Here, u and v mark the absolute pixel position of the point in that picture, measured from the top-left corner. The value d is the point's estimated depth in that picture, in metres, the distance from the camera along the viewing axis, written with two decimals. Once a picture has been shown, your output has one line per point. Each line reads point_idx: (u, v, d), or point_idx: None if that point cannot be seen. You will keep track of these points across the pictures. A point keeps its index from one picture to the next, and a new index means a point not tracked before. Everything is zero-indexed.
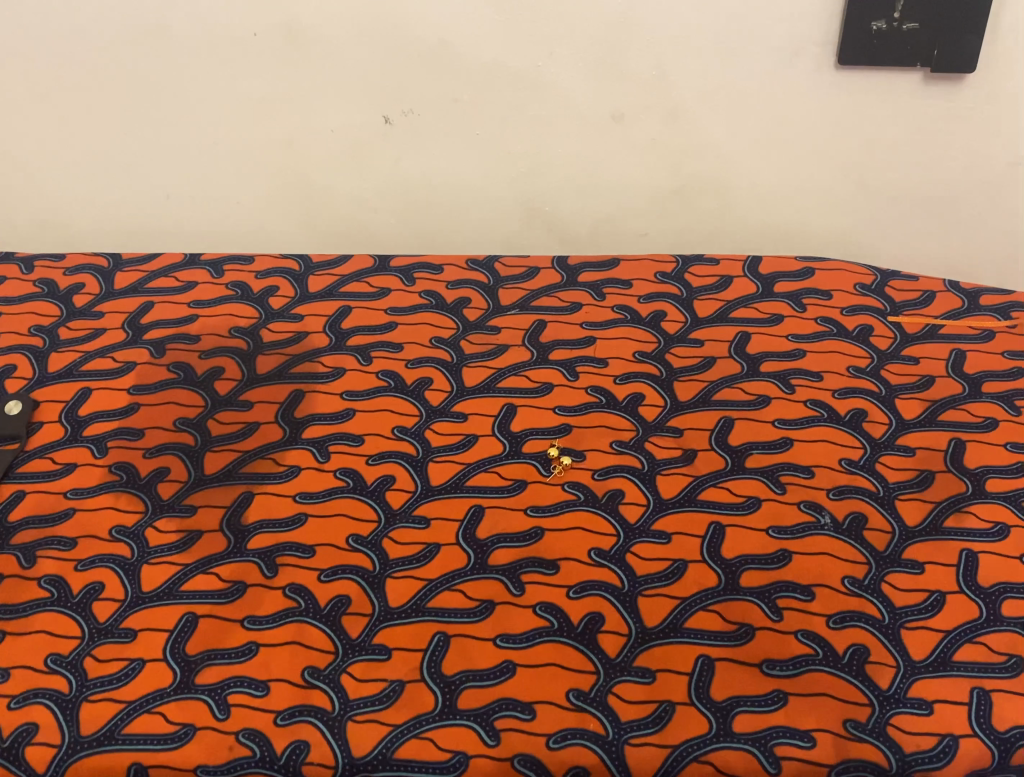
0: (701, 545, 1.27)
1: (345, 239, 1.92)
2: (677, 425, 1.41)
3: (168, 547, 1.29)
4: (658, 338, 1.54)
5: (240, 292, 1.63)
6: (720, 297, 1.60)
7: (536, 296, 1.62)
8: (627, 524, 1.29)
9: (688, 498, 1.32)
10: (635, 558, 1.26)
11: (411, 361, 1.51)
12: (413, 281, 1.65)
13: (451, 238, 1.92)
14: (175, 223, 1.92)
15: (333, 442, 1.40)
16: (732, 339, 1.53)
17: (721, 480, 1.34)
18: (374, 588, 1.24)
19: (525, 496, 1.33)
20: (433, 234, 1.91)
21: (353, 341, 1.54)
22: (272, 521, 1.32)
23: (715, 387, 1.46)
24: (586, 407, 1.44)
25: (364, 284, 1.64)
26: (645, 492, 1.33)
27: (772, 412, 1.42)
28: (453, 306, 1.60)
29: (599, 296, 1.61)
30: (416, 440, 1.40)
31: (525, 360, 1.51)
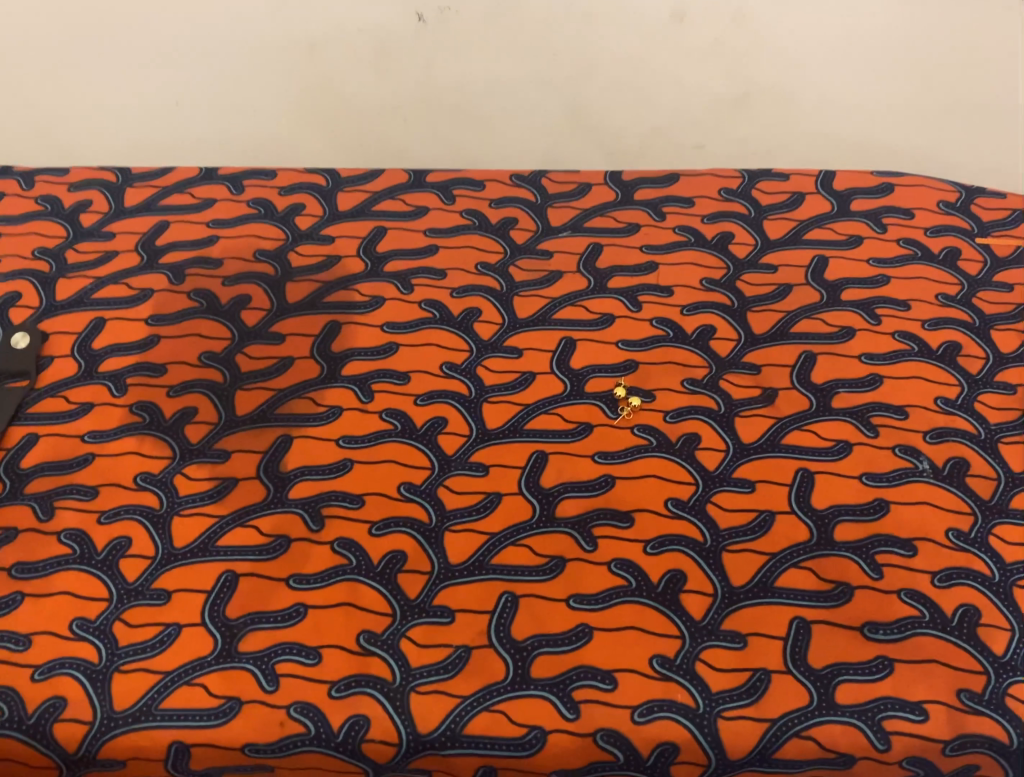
0: (789, 494, 1.15)
1: (377, 152, 1.77)
2: (754, 362, 1.28)
3: (200, 497, 1.17)
4: (727, 263, 1.40)
5: (263, 210, 1.47)
6: (792, 216, 1.45)
7: (590, 216, 1.47)
8: (706, 471, 1.18)
9: (771, 442, 1.20)
10: (717, 510, 1.14)
11: (456, 289, 1.37)
12: (453, 197, 1.49)
13: (485, 147, 1.75)
14: (182, 132, 1.74)
15: (376, 380, 1.27)
16: (808, 264, 1.40)
17: (806, 423, 1.22)
18: (431, 543, 1.12)
19: (591, 440, 1.21)
20: (464, 142, 1.74)
21: (389, 268, 1.40)
22: (314, 468, 1.19)
23: (793, 318, 1.33)
24: (652, 341, 1.31)
25: (398, 201, 1.49)
26: (724, 436, 1.20)
27: (858, 347, 1.29)
28: (498, 227, 1.45)
29: (659, 217, 1.46)
30: (468, 378, 1.27)
31: (582, 288, 1.37)
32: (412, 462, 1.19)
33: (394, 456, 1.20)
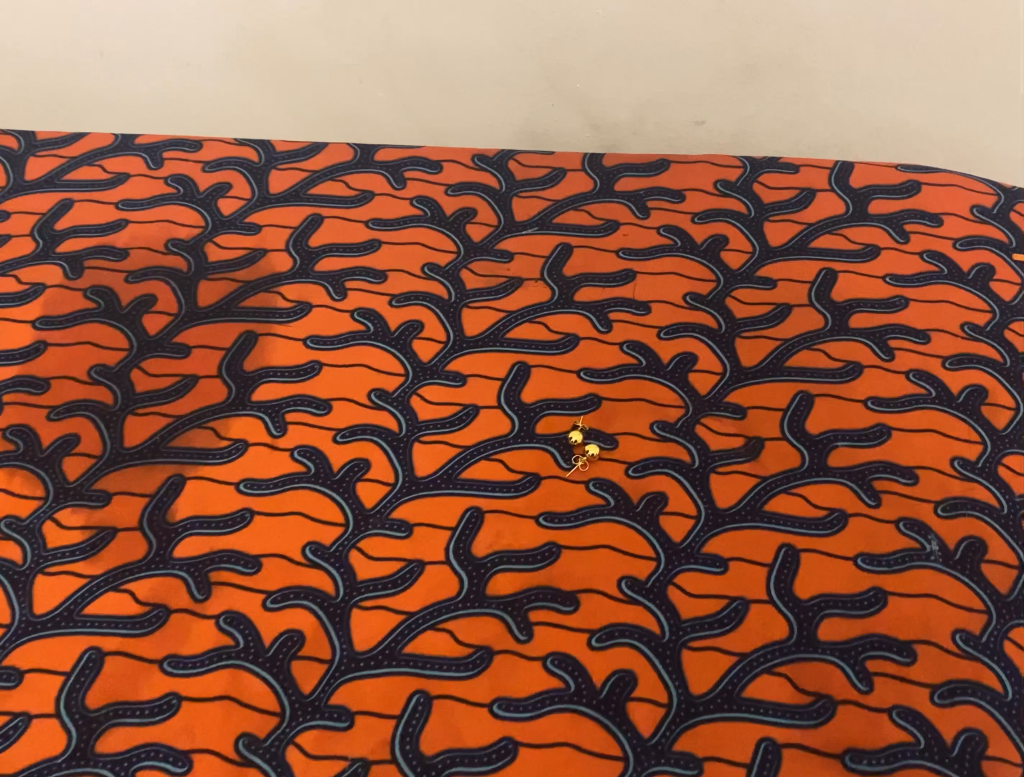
0: (767, 577, 0.96)
1: (326, 122, 1.44)
2: (739, 402, 1.08)
3: (71, 551, 0.99)
4: (717, 274, 1.19)
5: (182, 190, 1.27)
6: (798, 218, 1.24)
7: (561, 210, 1.26)
8: (670, 542, 0.98)
9: (752, 509, 1.00)
10: (680, 595, 0.95)
11: (396, 297, 1.17)
12: (405, 183, 1.28)
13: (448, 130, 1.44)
14: (104, 90, 1.38)
15: (291, 410, 1.08)
16: (813, 279, 1.18)
17: (795, 485, 1.02)
18: (335, 622, 0.95)
19: (537, 497, 1.01)
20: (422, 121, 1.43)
21: (320, 267, 1.20)
22: (207, 519, 1.01)
23: (790, 348, 1.12)
24: (620, 371, 1.11)
25: (339, 183, 1.28)
26: (696, 499, 1.01)
27: (864, 389, 1.08)
28: (452, 221, 1.24)
29: (642, 213, 1.25)
30: (398, 411, 1.08)
31: (543, 300, 1.17)
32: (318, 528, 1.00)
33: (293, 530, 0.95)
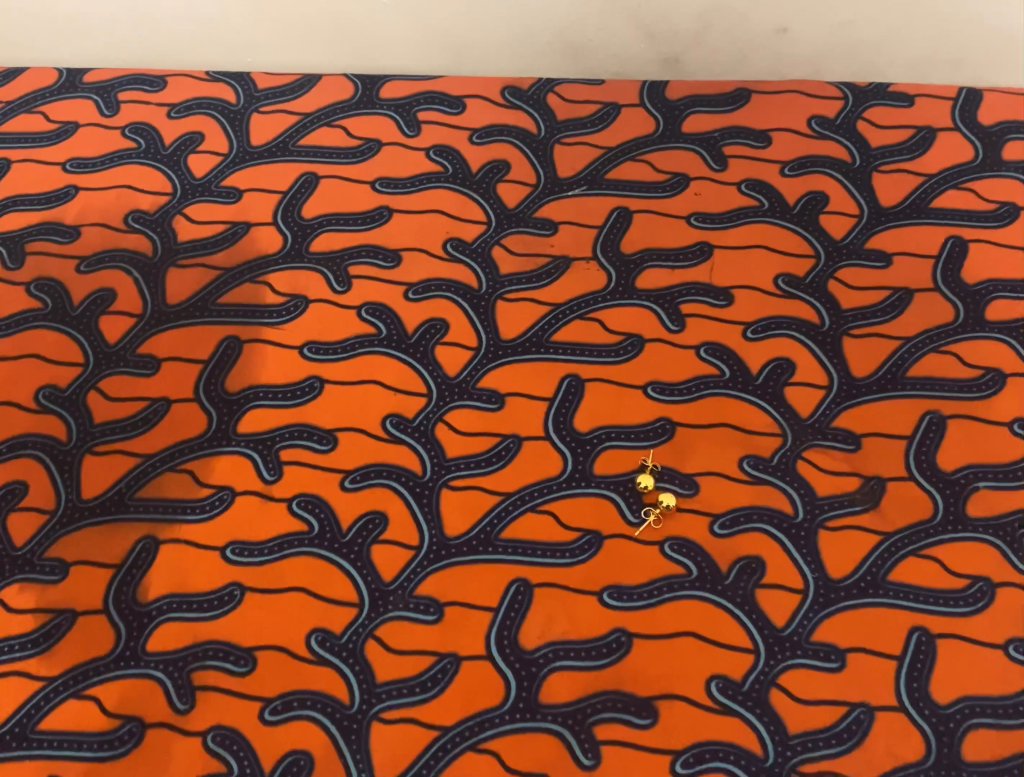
0: (896, 675, 0.76)
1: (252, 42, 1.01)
2: (849, 429, 0.85)
3: (19, 644, 0.80)
4: (816, 249, 0.94)
5: (144, 144, 1.02)
6: (914, 168, 0.99)
7: (615, 162, 1.01)
8: (771, 628, 0.78)
9: (872, 580, 0.79)
10: (784, 700, 0.76)
11: (413, 287, 0.94)
12: (418, 128, 1.03)
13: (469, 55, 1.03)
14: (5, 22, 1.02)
15: (286, 446, 0.87)
16: (938, 251, 0.94)
17: (925, 546, 0.81)
18: (350, 741, 0.75)
19: (599, 565, 0.81)
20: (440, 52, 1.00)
21: (316, 246, 0.96)
22: (187, 599, 0.81)
23: (911, 351, 0.89)
24: (698, 385, 0.88)
25: (337, 131, 1.03)
26: (800, 566, 0.80)
27: (1007, 408, 0.86)
28: (479, 180, 1.00)
29: (717, 164, 1.00)
30: (420, 444, 0.86)
31: (598, 288, 0.93)
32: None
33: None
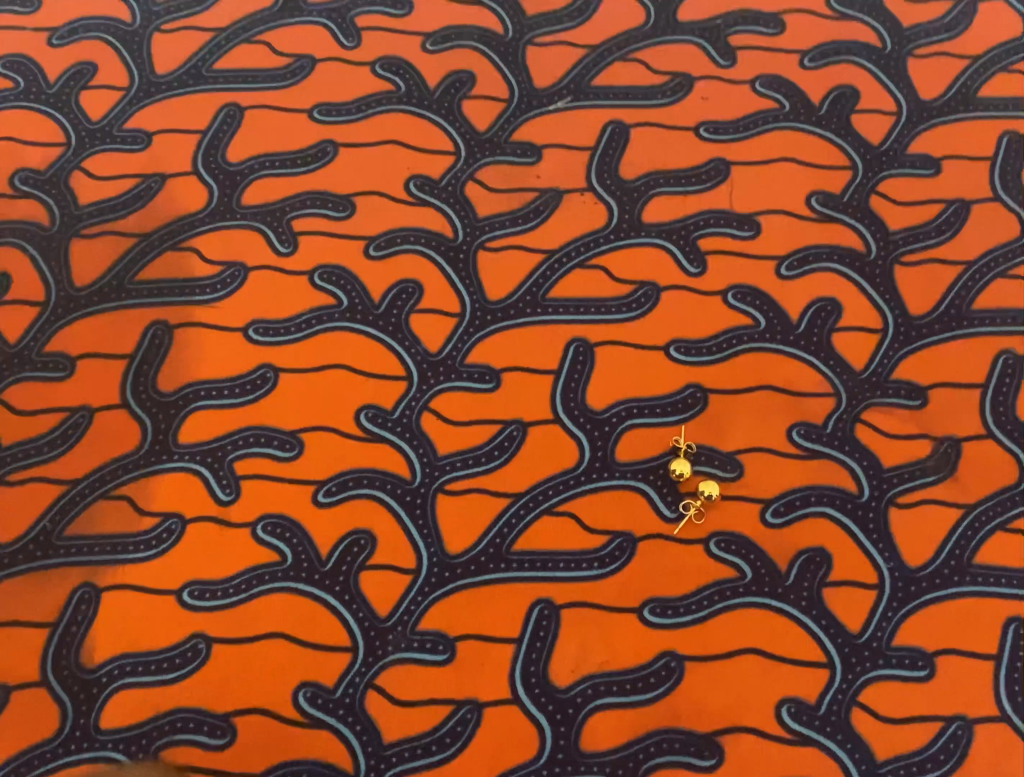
0: (994, 678, 0.65)
1: None
2: (913, 380, 0.72)
3: None
4: (851, 157, 0.79)
5: (23, 82, 0.83)
6: (956, 48, 0.83)
7: (601, 64, 0.83)
8: (847, 635, 0.66)
9: (956, 566, 0.67)
10: (869, 720, 0.64)
11: (375, 241, 0.77)
12: (359, 38, 0.85)
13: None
14: None
15: (241, 456, 0.71)
16: (994, 150, 0.79)
17: (1014, 518, 0.68)
18: None
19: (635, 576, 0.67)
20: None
21: (250, 197, 0.79)
22: (143, 659, 0.67)
23: (975, 278, 0.75)
24: (731, 340, 0.74)
25: (259, 48, 0.84)
26: (871, 557, 0.68)
27: None
28: (439, 98, 0.82)
29: (725, 59, 0.83)
30: (405, 441, 0.71)
31: (598, 225, 0.77)
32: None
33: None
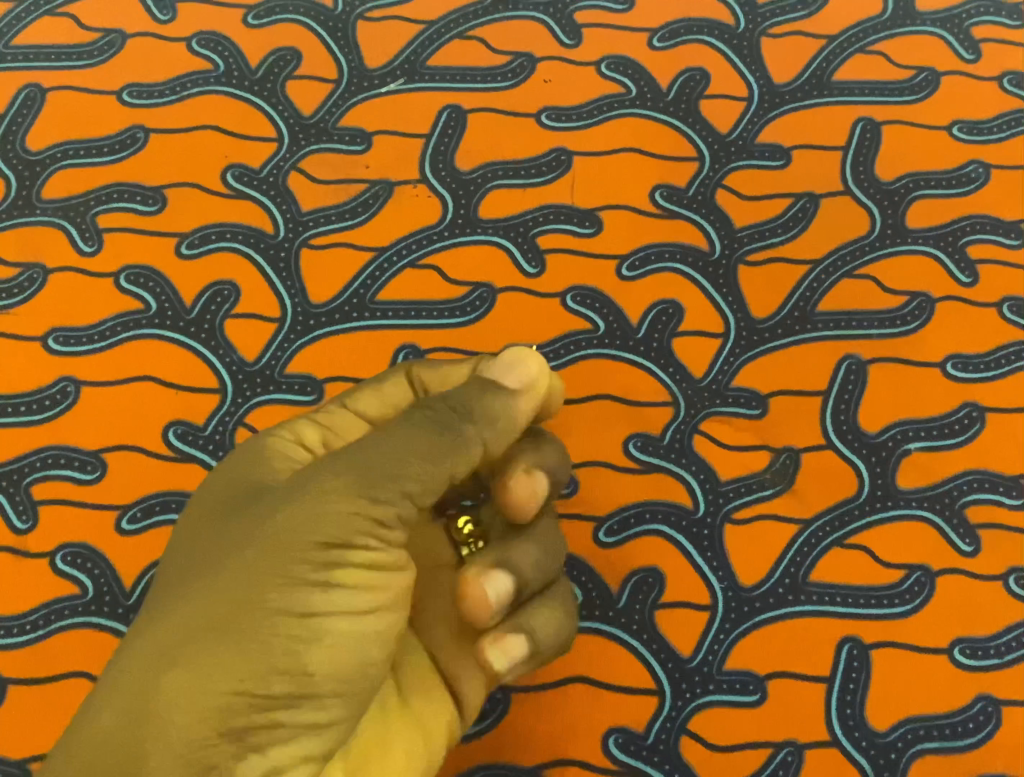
0: (826, 701, 0.63)
1: None
2: (754, 388, 0.69)
3: None
4: (699, 147, 0.75)
5: None
6: (811, 28, 0.79)
7: (438, 42, 0.78)
8: (677, 660, 0.64)
9: (790, 584, 0.65)
10: (699, 748, 0.62)
11: (187, 238, 0.72)
12: (174, 11, 0.78)
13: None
14: None
15: (39, 479, 0.66)
16: (848, 139, 0.76)
17: (851, 533, 0.66)
18: None
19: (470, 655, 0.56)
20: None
21: (51, 190, 0.73)
22: None
23: (821, 278, 0.72)
24: (568, 347, 0.70)
25: (63, 22, 0.78)
26: (706, 577, 0.65)
27: (939, 344, 0.71)
28: (261, 78, 0.76)
29: (570, 38, 0.78)
30: (216, 459, 0.67)
31: (430, 221, 0.73)
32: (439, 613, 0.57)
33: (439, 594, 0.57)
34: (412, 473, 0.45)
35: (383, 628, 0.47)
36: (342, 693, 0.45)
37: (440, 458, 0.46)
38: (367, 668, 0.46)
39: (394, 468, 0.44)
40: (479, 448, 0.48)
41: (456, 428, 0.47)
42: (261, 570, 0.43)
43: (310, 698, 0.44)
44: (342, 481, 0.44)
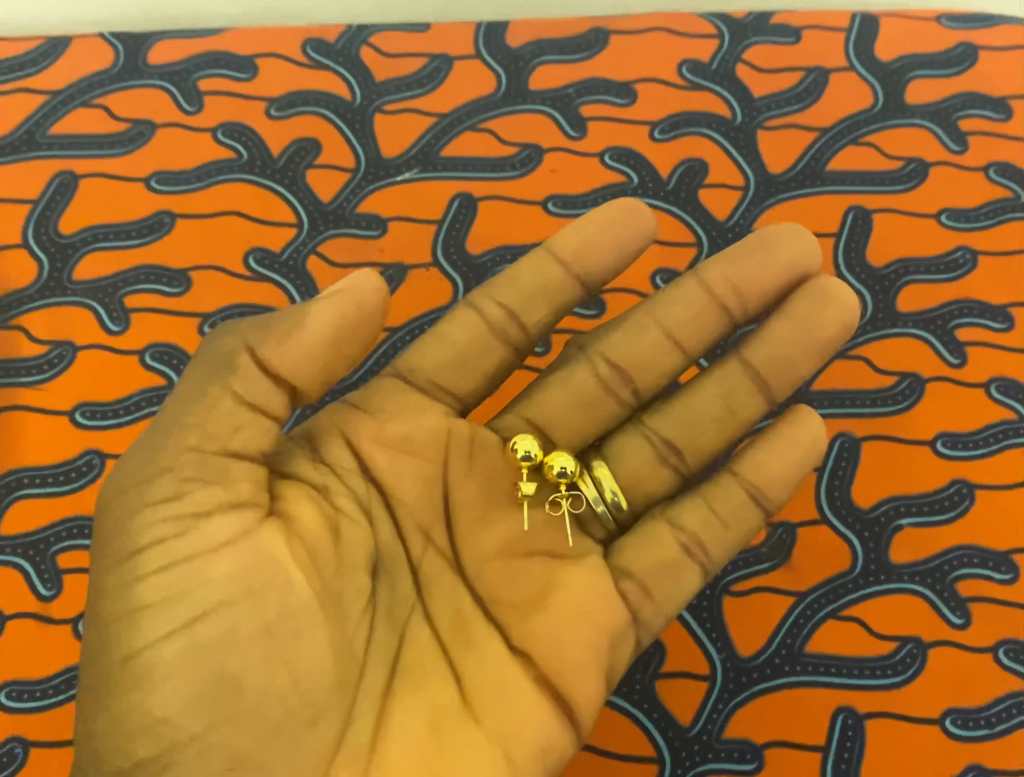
0: (822, 770, 0.65)
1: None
2: None
3: None
4: (698, 234, 0.79)
5: None
6: (805, 121, 0.83)
7: (451, 133, 0.82)
8: (678, 729, 0.66)
9: (786, 655, 0.67)
10: None
11: (210, 318, 0.75)
12: (201, 103, 0.82)
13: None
14: None
15: (64, 549, 0.69)
16: (840, 226, 0.80)
17: (845, 606, 0.69)
18: None
19: (555, 651, 0.50)
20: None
21: (82, 272, 0.77)
22: None
23: None
24: None
25: (96, 113, 0.82)
26: (705, 646, 0.68)
27: (929, 422, 0.73)
28: (283, 167, 0.80)
29: (575, 130, 0.82)
30: None
31: (442, 303, 0.77)
32: (527, 609, 0.52)
33: (539, 574, 0.53)
34: (182, 440, 0.46)
35: (228, 627, 0.44)
36: (220, 719, 0.43)
37: (201, 417, 0.46)
38: (237, 678, 0.43)
39: (161, 446, 0.46)
40: (251, 358, 0.47)
41: (227, 366, 0.47)
42: (97, 628, 0.44)
43: (179, 745, 0.42)
44: (117, 491, 0.46)
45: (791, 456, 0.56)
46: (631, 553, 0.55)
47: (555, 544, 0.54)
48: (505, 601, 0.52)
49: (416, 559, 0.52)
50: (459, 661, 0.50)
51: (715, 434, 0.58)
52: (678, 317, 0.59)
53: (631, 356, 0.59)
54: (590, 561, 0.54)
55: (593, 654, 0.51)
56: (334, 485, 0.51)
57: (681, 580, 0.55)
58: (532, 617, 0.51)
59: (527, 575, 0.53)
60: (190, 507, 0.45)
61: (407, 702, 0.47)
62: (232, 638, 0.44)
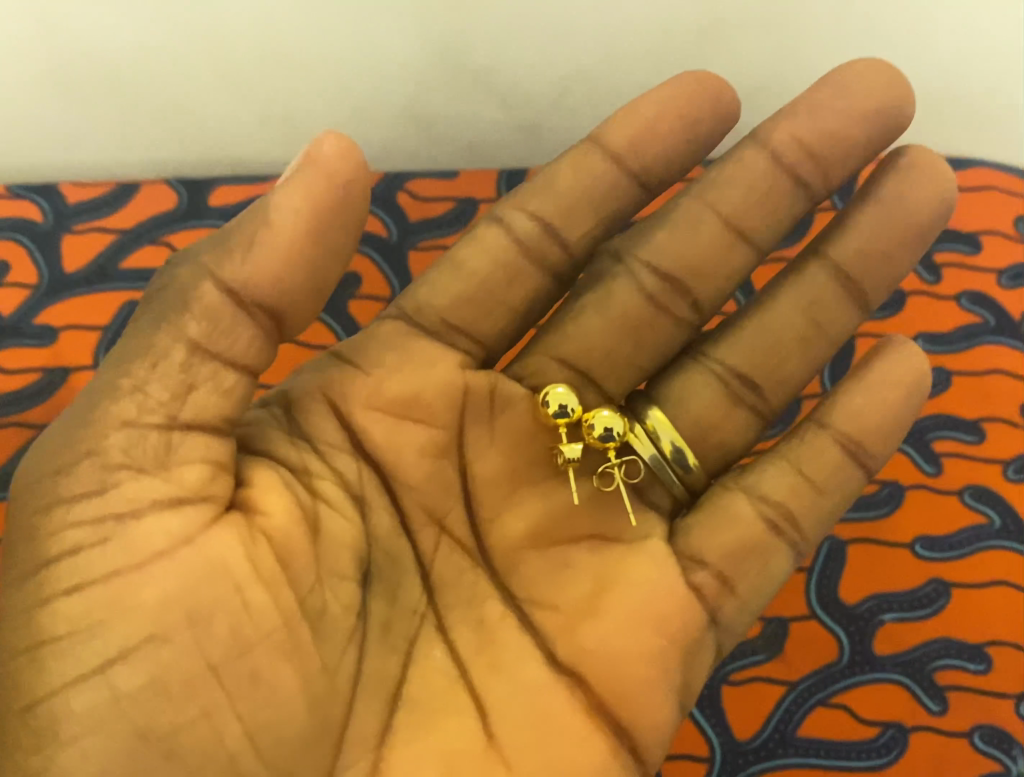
0: None
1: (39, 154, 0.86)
2: None
3: None
4: None
5: None
6: None
7: None
8: None
9: (780, 739, 0.74)
10: None
11: None
12: None
13: (311, 133, 0.88)
14: None
15: None
16: None
17: (833, 694, 0.75)
18: None
19: (599, 663, 0.51)
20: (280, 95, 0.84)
21: None
22: None
23: None
24: None
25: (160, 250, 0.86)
26: (705, 731, 0.74)
27: (908, 526, 0.81)
28: None
29: None
30: None
31: None
32: (578, 620, 0.53)
33: (583, 577, 0.54)
34: (103, 429, 0.45)
35: (159, 664, 0.42)
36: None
37: (147, 379, 0.46)
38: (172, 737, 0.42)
39: (83, 431, 0.45)
40: (213, 287, 0.47)
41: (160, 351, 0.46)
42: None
43: None
44: (23, 493, 0.45)
45: (881, 398, 0.58)
46: (703, 538, 0.56)
47: (611, 526, 0.56)
48: (554, 609, 0.53)
49: (428, 558, 0.53)
50: (482, 686, 0.51)
51: (797, 357, 0.60)
52: (735, 201, 0.59)
53: (682, 252, 0.60)
54: (655, 549, 0.55)
55: (649, 648, 0.52)
56: (313, 463, 0.51)
57: (768, 563, 0.56)
58: (582, 631, 0.52)
59: (572, 579, 0.54)
60: (113, 508, 0.44)
61: (408, 744, 0.48)
62: (157, 692, 0.42)
